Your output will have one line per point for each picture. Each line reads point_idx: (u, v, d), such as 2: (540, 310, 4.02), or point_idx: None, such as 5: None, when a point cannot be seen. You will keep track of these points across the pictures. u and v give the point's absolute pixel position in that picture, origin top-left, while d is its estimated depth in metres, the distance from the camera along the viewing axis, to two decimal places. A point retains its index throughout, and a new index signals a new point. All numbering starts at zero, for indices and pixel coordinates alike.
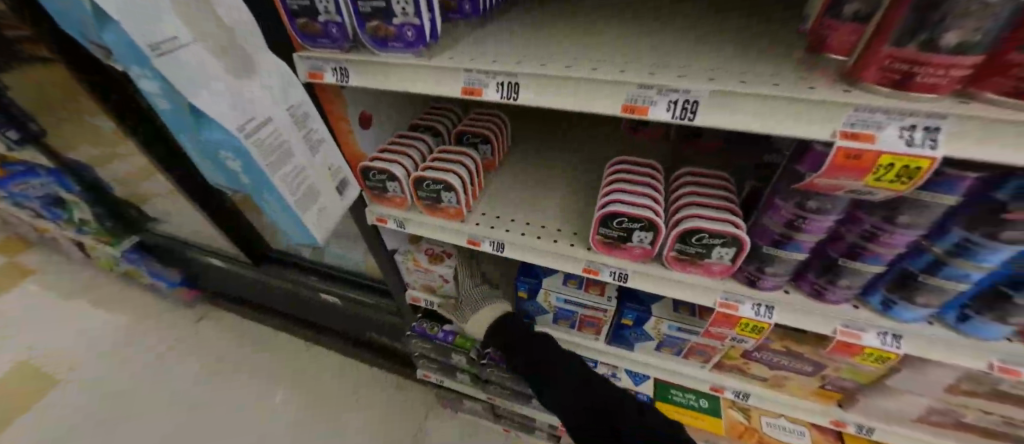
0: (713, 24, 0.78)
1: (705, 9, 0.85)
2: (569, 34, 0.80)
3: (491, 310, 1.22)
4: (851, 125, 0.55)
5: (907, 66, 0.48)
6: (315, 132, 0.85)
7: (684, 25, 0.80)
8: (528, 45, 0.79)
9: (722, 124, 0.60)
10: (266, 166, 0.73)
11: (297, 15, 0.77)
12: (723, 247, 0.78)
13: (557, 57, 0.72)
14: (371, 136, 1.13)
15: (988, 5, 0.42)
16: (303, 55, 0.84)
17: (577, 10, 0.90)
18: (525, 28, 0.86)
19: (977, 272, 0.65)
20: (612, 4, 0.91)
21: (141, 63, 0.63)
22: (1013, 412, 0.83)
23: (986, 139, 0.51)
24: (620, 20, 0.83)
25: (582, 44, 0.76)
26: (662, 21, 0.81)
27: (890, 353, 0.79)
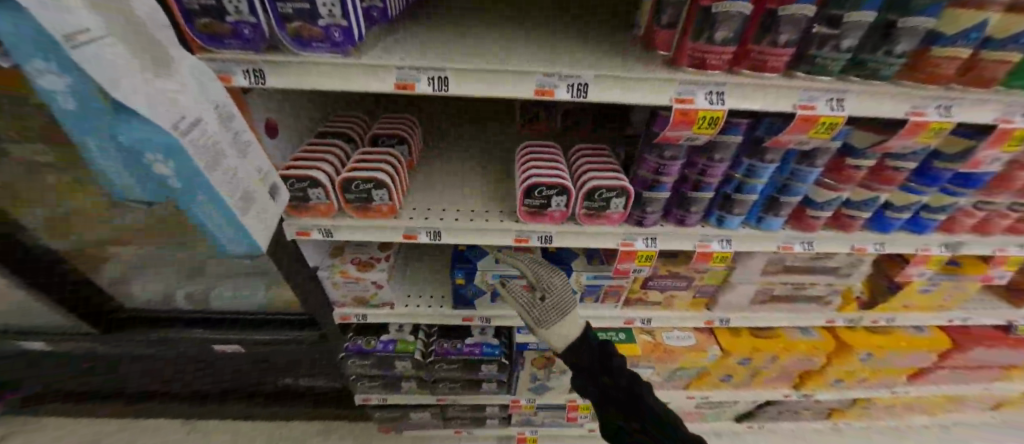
0: (585, 27, 1.05)
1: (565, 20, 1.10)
2: (474, 34, 0.98)
3: (575, 311, 1.06)
4: (680, 93, 0.85)
5: (702, 54, 0.82)
6: (242, 133, 0.74)
7: (553, 31, 1.02)
8: (432, 49, 0.89)
9: (603, 99, 0.85)
10: (205, 167, 0.63)
11: (198, 15, 0.75)
12: (617, 197, 1.05)
13: (472, 59, 0.84)
14: (280, 147, 1.11)
15: (733, 16, 0.76)
16: (204, 57, 0.80)
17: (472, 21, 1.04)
18: (427, 30, 0.99)
19: (759, 184, 1.04)
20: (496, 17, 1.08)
21: (39, 52, 0.50)
22: (793, 278, 1.32)
23: (746, 95, 0.86)
24: (510, 22, 1.05)
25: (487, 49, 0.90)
26: (539, 30, 1.03)
27: (727, 252, 1.16)
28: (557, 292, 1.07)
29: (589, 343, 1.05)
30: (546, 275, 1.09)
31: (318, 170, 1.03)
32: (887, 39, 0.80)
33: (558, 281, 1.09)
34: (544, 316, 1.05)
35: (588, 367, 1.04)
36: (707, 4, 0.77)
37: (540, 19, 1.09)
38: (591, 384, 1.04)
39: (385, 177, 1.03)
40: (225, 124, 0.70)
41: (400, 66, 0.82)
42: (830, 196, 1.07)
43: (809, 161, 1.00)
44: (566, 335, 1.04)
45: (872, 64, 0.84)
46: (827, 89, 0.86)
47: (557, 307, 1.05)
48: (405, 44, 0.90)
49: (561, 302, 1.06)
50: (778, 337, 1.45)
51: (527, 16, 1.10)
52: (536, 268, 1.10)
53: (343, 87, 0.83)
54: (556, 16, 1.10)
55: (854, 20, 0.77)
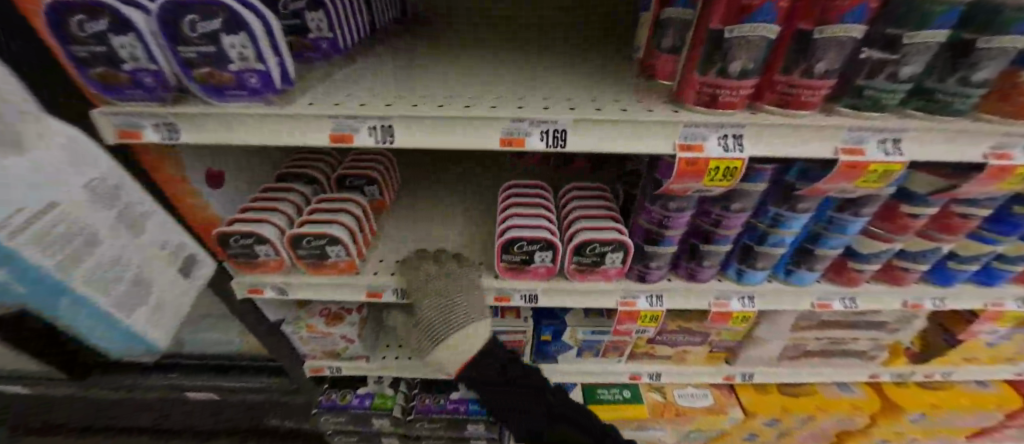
0: (579, 56, 0.92)
1: (560, 38, 1.03)
2: (448, 70, 0.87)
3: (477, 326, 0.81)
4: (685, 138, 0.67)
5: (713, 89, 0.63)
6: (133, 206, 0.65)
7: (552, 43, 1.00)
8: (411, 73, 0.86)
9: (587, 148, 0.67)
10: (57, 272, 0.54)
11: (89, 64, 0.61)
12: (613, 252, 0.88)
13: (454, 80, 0.81)
14: (223, 198, 0.99)
15: (754, 42, 0.58)
16: (104, 111, 0.66)
17: (473, 33, 1.08)
18: (393, 68, 0.88)
19: (788, 236, 0.85)
20: (498, 28, 1.11)
21: None
22: (830, 333, 1.11)
23: (772, 138, 0.67)
24: (495, 57, 0.94)
25: (474, 64, 0.89)
26: (539, 44, 1.00)
27: (749, 312, 0.97)
28: (438, 308, 0.82)
29: (494, 357, 0.85)
30: (438, 286, 0.85)
31: (265, 224, 0.90)
32: (963, 62, 0.61)
33: (455, 293, 0.84)
34: (428, 337, 0.81)
35: (495, 382, 0.89)
36: (719, 27, 0.59)
37: (543, 30, 1.08)
38: (537, 415, 0.98)
39: (340, 233, 0.89)
40: (108, 202, 0.60)
41: (334, 116, 0.67)
42: (877, 247, 0.88)
43: (852, 210, 0.80)
44: (456, 355, 0.79)
45: (941, 95, 0.64)
46: (879, 128, 0.66)
47: (436, 328, 0.80)
48: (388, 68, 0.88)
49: (457, 312, 0.81)
50: (812, 395, 1.25)
51: (528, 28, 1.09)
52: (430, 278, 0.86)
53: (270, 141, 0.69)
54: (557, 26, 1.09)
55: (921, 40, 0.58)
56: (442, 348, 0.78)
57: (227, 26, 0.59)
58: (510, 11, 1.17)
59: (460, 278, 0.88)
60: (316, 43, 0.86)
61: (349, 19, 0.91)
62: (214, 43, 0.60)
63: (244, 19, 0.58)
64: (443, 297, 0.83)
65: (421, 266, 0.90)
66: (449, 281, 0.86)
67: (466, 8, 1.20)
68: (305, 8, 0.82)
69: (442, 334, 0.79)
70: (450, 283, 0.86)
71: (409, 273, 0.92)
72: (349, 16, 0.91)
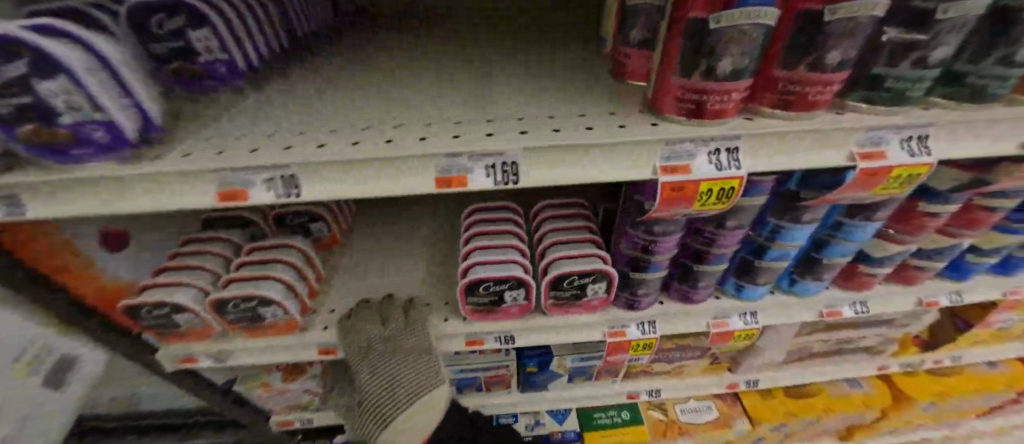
0: (579, 54, 0.77)
1: (535, 37, 0.87)
2: (434, 83, 0.72)
3: (436, 389, 0.73)
4: (667, 159, 0.54)
5: (697, 95, 0.50)
6: None
7: (541, 43, 0.84)
8: (349, 94, 0.71)
9: (546, 182, 0.54)
10: None
11: None
12: (594, 283, 0.75)
13: (406, 100, 0.66)
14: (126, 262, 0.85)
15: (747, 32, 0.44)
16: None
17: (471, 34, 0.91)
18: (352, 87, 0.73)
19: (791, 249, 0.73)
20: (475, 30, 0.94)
21: None
22: (838, 334, 1.01)
23: (769, 147, 0.55)
24: (498, 60, 0.79)
25: (449, 76, 0.74)
26: (518, 46, 0.85)
27: (753, 330, 0.86)
28: (381, 382, 0.74)
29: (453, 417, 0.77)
30: (382, 355, 0.76)
31: (183, 289, 0.77)
32: (1004, 39, 0.48)
33: (399, 361, 0.75)
34: (377, 412, 0.73)
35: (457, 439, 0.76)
36: (702, 16, 0.45)
37: (546, 30, 0.89)
38: None
39: (270, 293, 0.76)
40: None
41: (221, 169, 0.53)
42: (890, 250, 0.77)
43: (864, 215, 0.69)
44: (415, 432, 0.71)
45: (973, 79, 0.52)
46: (895, 125, 0.54)
47: (383, 408, 0.72)
48: (314, 92, 0.73)
49: (408, 380, 0.73)
50: (820, 395, 1.16)
51: (529, 28, 0.92)
52: (372, 344, 0.77)
53: (154, 205, 0.57)
54: (557, 24, 0.92)
55: (954, 15, 0.45)
56: (390, 432, 0.70)
57: (37, 69, 0.44)
58: (487, 12, 1.02)
59: (409, 337, 0.79)
60: (209, 67, 0.71)
61: (254, 33, 0.76)
62: (26, 93, 0.45)
63: (59, 57, 0.44)
64: (389, 364, 0.75)
65: (360, 325, 0.79)
66: (394, 345, 0.77)
67: (467, 10, 1.05)
68: (186, 25, 0.64)
69: (388, 416, 0.70)
70: (395, 347, 0.77)
71: (347, 332, 0.81)
72: (252, 30, 0.75)
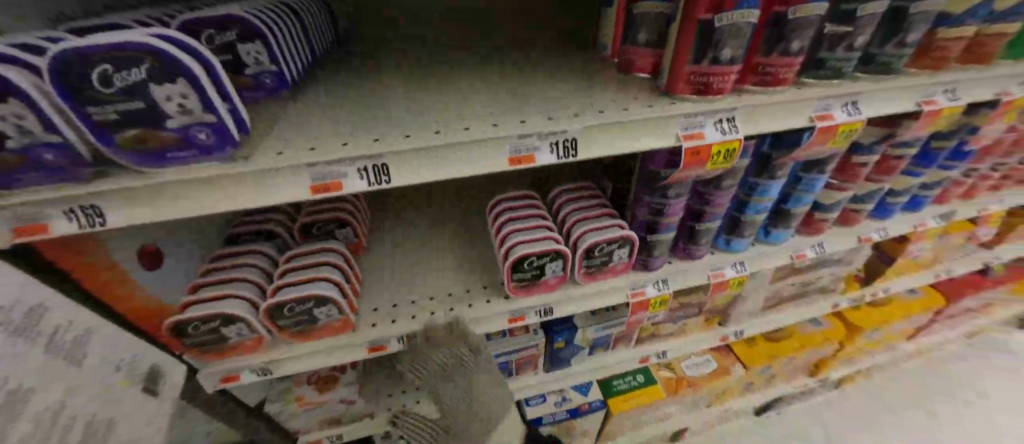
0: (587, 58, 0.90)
1: (535, 43, 1.00)
2: (480, 86, 0.80)
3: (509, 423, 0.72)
4: (685, 129, 0.68)
5: (705, 78, 0.65)
6: None
7: (545, 47, 0.98)
8: (384, 96, 0.78)
9: (597, 155, 0.66)
10: None
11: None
12: (620, 248, 0.88)
13: (453, 98, 0.75)
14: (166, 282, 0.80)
15: (741, 29, 0.61)
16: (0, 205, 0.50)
17: (488, 40, 1.04)
18: (404, 90, 0.80)
19: (766, 202, 0.92)
20: (487, 37, 1.06)
21: None
22: (801, 278, 1.22)
23: (756, 117, 0.72)
24: (529, 65, 0.89)
25: (484, 74, 0.85)
26: (526, 50, 0.97)
27: (742, 277, 1.03)
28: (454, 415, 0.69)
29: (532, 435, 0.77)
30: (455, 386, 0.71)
31: (232, 300, 0.77)
32: (898, 28, 0.69)
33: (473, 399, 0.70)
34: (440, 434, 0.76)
35: None
36: (706, 18, 0.60)
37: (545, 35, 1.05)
38: None
39: (326, 292, 0.79)
40: None
41: (319, 163, 0.59)
42: (834, 197, 0.98)
43: (816, 169, 0.89)
44: None
45: (882, 58, 0.73)
46: (838, 93, 0.73)
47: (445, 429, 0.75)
48: (360, 96, 0.79)
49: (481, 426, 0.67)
50: (791, 337, 1.39)
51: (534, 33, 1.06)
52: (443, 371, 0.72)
53: (243, 204, 0.60)
54: (554, 30, 1.07)
55: (870, 12, 0.65)
56: None
57: (156, 76, 0.48)
58: (483, 16, 1.16)
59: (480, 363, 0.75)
60: (257, 79, 0.75)
61: (292, 50, 0.81)
62: (141, 98, 0.49)
63: (180, 62, 0.48)
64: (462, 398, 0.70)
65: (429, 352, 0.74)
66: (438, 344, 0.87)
67: (472, 16, 1.17)
68: (238, 40, 0.70)
69: None
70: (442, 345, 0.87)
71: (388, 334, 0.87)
72: (292, 45, 0.81)
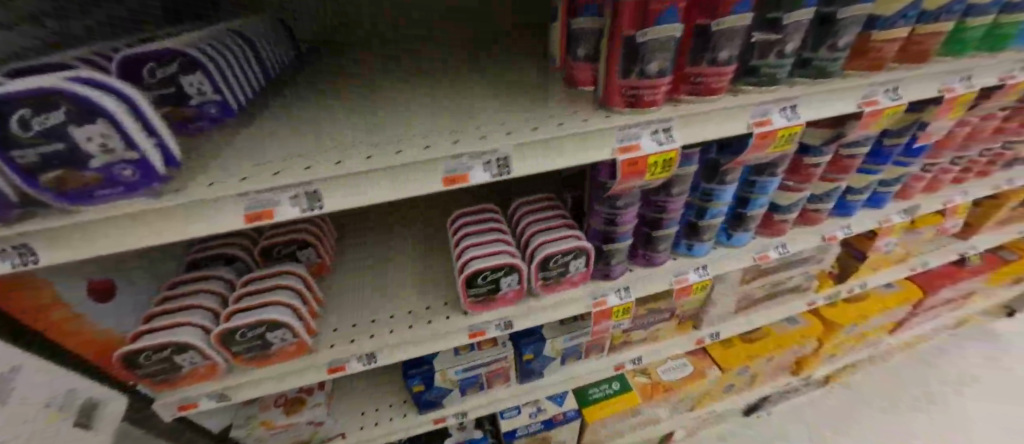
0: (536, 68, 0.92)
1: (505, 55, 1.01)
2: (483, 95, 0.83)
3: None
4: (621, 141, 0.69)
5: (637, 91, 0.66)
6: None
7: (524, 58, 0.99)
8: (386, 108, 0.81)
9: (533, 171, 0.66)
10: None
11: None
12: (575, 259, 0.89)
13: (419, 113, 0.77)
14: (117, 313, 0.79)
15: (665, 42, 0.61)
16: None
17: (477, 53, 1.05)
18: (410, 102, 0.82)
19: (722, 206, 0.92)
20: (470, 50, 1.08)
21: None
22: (771, 278, 1.22)
23: (693, 125, 0.72)
24: (521, 73, 0.91)
25: (481, 87, 0.87)
26: (503, 62, 0.99)
27: (706, 281, 1.03)
28: None
29: None
30: None
31: (185, 328, 0.77)
32: (827, 33, 0.70)
33: None
34: None
35: None
36: (630, 33, 0.61)
37: (529, 46, 1.07)
38: None
39: (279, 317, 0.79)
40: None
41: (251, 193, 0.59)
42: (792, 198, 0.98)
43: (768, 171, 0.89)
44: None
45: (817, 62, 0.74)
46: (773, 99, 0.74)
47: None
48: (335, 112, 0.81)
49: None
50: (768, 336, 1.38)
51: (522, 43, 1.08)
52: None
53: (179, 236, 0.62)
54: (536, 40, 1.10)
55: (795, 20, 0.66)
56: None
57: (77, 116, 0.49)
58: (485, 18, 1.17)
59: None
60: (201, 108, 0.76)
61: (240, 77, 0.83)
62: (61, 140, 0.50)
63: (100, 105, 0.49)
64: None
65: None
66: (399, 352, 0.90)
67: (472, 18, 1.18)
68: (179, 72, 0.71)
69: None
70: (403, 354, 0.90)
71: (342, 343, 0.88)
72: (239, 71, 0.82)
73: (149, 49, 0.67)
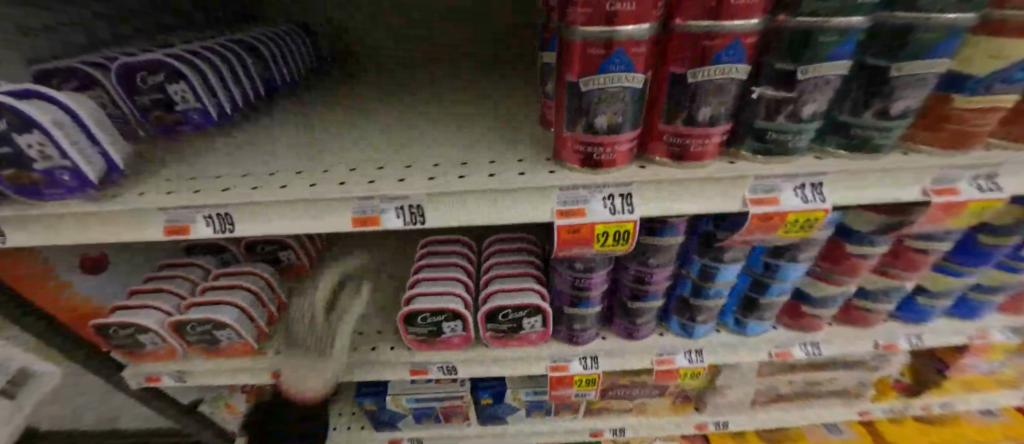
0: (510, 98, 0.87)
1: (494, 76, 1.01)
2: (460, 122, 0.77)
3: None
4: (563, 203, 0.57)
5: (589, 147, 0.54)
6: None
7: (513, 81, 0.96)
8: (357, 129, 0.77)
9: (450, 223, 0.58)
10: None
11: None
12: (529, 317, 0.78)
13: (385, 137, 0.73)
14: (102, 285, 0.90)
15: (615, 93, 0.49)
16: None
17: (467, 72, 1.02)
18: (393, 124, 0.77)
19: (721, 287, 0.75)
20: (461, 68, 1.05)
21: None
22: (803, 374, 0.99)
23: (667, 195, 0.58)
24: (495, 102, 0.85)
25: (464, 110, 0.82)
26: (488, 82, 0.97)
27: (699, 368, 0.85)
28: None
29: None
30: None
31: (149, 311, 0.82)
32: (874, 95, 0.50)
33: None
34: None
35: None
36: (574, 80, 0.50)
37: (519, 66, 1.07)
38: None
39: (224, 319, 0.81)
40: None
41: (170, 207, 0.60)
42: (827, 291, 0.77)
43: (788, 255, 0.70)
44: None
45: (857, 130, 0.53)
46: (786, 171, 0.56)
47: None
48: (317, 126, 0.80)
49: None
50: (799, 441, 1.12)
51: (511, 65, 1.07)
52: None
53: (118, 237, 0.64)
54: (530, 58, 1.08)
55: (817, 74, 0.48)
56: None
57: (18, 126, 0.53)
58: (484, 22, 1.07)
59: None
60: (185, 114, 0.78)
61: (237, 85, 0.83)
62: (6, 144, 0.53)
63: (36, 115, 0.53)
64: None
65: None
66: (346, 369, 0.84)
67: (473, 18, 1.06)
68: (166, 80, 0.73)
69: None
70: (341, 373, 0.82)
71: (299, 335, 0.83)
72: (234, 78, 0.83)
73: (139, 59, 0.70)
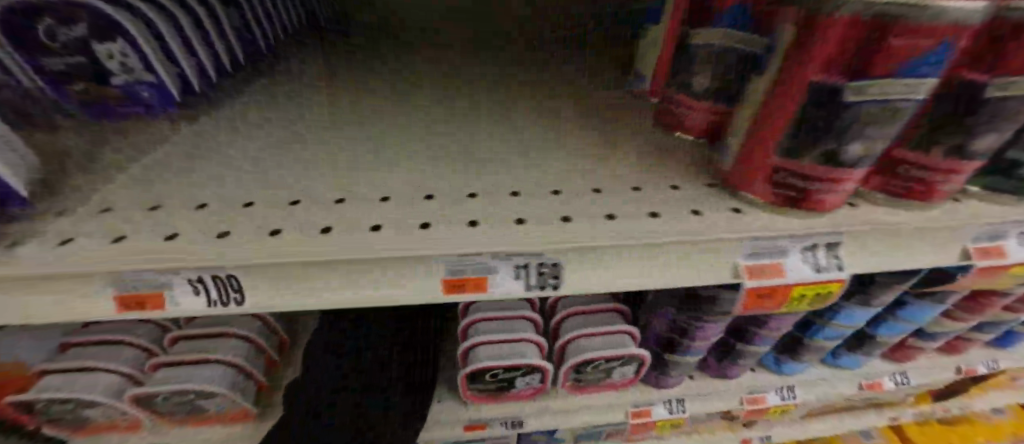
0: (546, 87, 0.66)
1: (497, 62, 0.73)
2: (501, 118, 0.57)
3: None
4: (753, 256, 0.42)
5: (802, 182, 0.37)
6: None
7: (533, 66, 0.73)
8: (359, 127, 0.54)
9: (599, 287, 0.40)
10: None
11: None
12: (622, 366, 0.64)
13: (437, 144, 0.51)
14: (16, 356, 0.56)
15: (898, 109, 0.31)
16: None
17: (483, 53, 0.75)
18: (408, 120, 0.56)
19: (846, 329, 0.65)
20: (469, 49, 0.76)
21: None
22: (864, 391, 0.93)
23: (875, 244, 0.43)
24: (530, 93, 0.64)
25: (497, 99, 0.62)
26: (506, 74, 0.69)
27: (789, 404, 0.77)
28: None
29: None
30: None
31: (97, 377, 0.55)
32: None
33: None
34: None
35: None
36: (839, 82, 0.30)
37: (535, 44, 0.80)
38: None
39: (208, 386, 0.56)
40: None
41: (130, 269, 0.34)
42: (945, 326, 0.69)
43: (936, 296, 0.60)
44: None
45: None
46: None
47: None
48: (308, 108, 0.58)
49: None
50: None
51: (518, 42, 0.79)
52: None
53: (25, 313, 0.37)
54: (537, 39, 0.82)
55: None
56: None
57: None
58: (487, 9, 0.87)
59: None
60: (127, 90, 0.49)
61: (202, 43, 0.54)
62: None
63: None
64: None
65: None
66: (357, 419, 0.58)
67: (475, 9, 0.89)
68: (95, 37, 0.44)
69: None
70: (358, 424, 0.57)
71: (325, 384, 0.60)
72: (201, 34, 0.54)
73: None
